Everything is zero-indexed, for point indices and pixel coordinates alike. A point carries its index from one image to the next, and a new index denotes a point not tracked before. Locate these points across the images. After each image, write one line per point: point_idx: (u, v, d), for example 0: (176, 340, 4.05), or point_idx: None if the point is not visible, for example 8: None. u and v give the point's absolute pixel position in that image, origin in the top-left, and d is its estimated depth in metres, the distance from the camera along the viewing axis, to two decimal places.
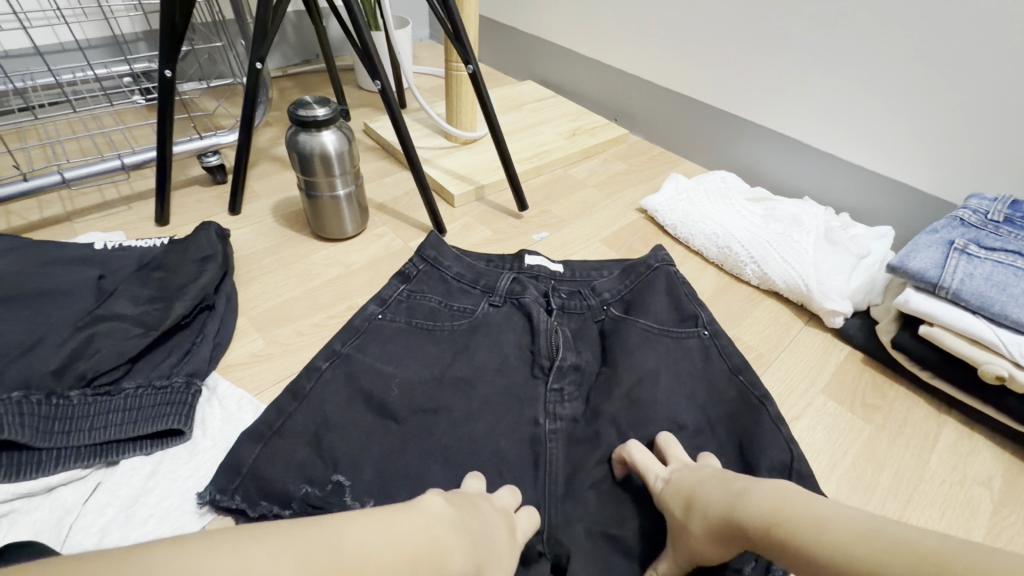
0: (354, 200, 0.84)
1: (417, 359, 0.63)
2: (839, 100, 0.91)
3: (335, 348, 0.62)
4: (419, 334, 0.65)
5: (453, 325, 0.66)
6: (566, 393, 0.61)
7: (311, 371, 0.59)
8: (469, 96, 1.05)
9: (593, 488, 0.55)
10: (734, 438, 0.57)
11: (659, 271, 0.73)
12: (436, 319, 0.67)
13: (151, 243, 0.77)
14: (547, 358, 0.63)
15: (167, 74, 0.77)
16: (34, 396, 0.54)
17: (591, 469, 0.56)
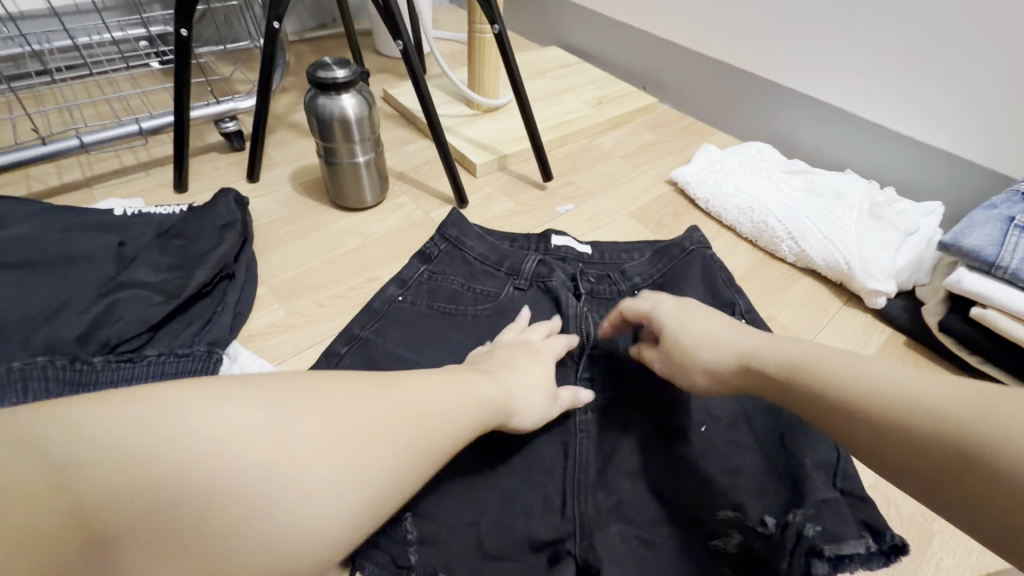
0: (373, 168, 0.81)
1: (444, 345, 0.63)
2: (894, 64, 0.85)
3: (354, 333, 0.63)
4: (443, 319, 0.66)
5: (476, 309, 0.67)
6: (598, 383, 0.58)
7: (329, 357, 0.60)
8: (494, 60, 1.00)
9: (629, 476, 0.52)
10: (777, 432, 0.54)
11: (695, 255, 0.71)
12: (460, 302, 0.68)
13: (170, 211, 0.75)
14: (577, 346, 0.61)
15: (182, 33, 0.74)
16: (58, 361, 0.53)
17: (625, 457, 0.53)
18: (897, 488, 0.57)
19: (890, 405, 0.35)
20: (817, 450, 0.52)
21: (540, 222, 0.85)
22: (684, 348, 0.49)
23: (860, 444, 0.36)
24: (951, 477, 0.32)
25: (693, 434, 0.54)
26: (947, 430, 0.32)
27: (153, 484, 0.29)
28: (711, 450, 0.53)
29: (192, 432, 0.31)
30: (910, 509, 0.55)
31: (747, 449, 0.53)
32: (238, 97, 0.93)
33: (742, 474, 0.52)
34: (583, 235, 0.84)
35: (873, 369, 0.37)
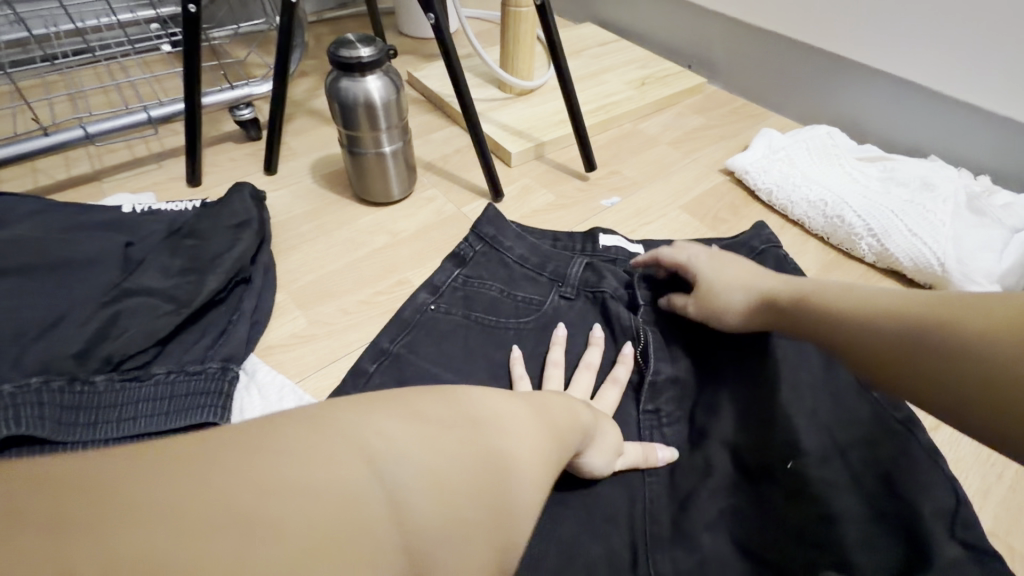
0: (401, 158, 0.74)
1: (484, 363, 0.56)
2: (996, 31, 0.73)
3: (384, 348, 0.56)
4: (482, 332, 0.59)
5: (519, 322, 0.60)
6: (664, 415, 0.54)
7: (358, 376, 0.53)
8: (529, 37, 0.91)
9: (708, 529, 0.46)
10: (882, 472, 0.47)
11: (768, 256, 0.63)
12: (500, 313, 0.60)
13: (182, 207, 0.69)
14: (638, 373, 0.56)
15: (189, 10, 0.66)
16: (54, 383, 0.47)
17: (704, 507, 0.47)
18: (1022, 536, 0.48)
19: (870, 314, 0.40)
20: (934, 496, 0.45)
21: (584, 218, 0.77)
22: (712, 284, 0.54)
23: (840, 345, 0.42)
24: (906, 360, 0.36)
25: (778, 471, 0.48)
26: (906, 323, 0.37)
27: (183, 516, 0.21)
28: (805, 491, 0.46)
29: (225, 460, 0.23)
30: None
31: (848, 490, 0.46)
32: (253, 82, 0.86)
33: (844, 524, 0.44)
34: (632, 231, 0.75)
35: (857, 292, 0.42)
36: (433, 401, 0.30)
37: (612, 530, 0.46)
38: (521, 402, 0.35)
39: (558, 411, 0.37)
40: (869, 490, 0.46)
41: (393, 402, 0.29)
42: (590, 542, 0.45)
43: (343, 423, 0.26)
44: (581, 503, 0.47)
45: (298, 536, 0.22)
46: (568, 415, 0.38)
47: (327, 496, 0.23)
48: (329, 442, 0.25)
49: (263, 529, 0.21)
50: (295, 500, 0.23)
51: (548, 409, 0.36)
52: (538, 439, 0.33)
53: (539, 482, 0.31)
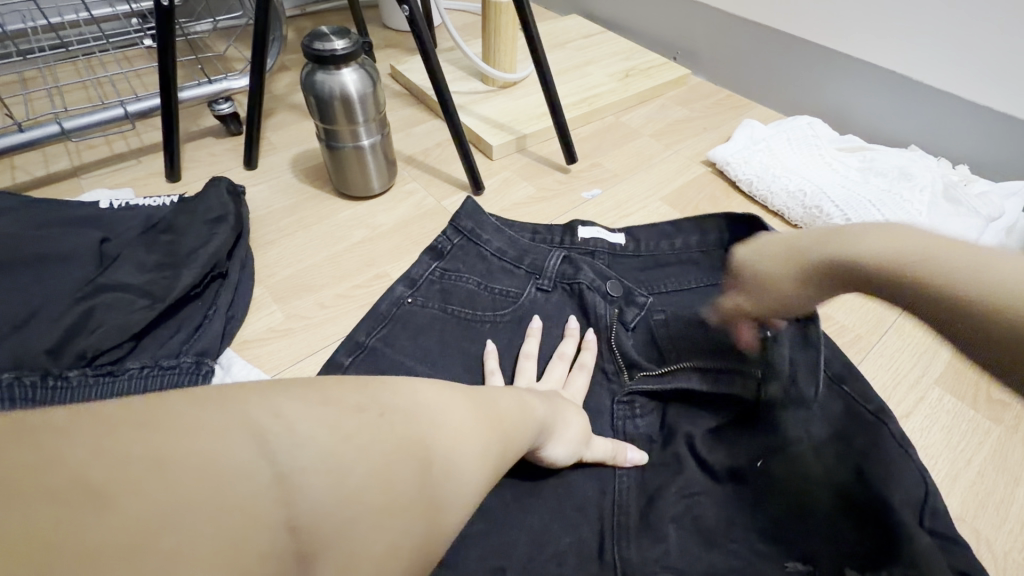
0: (380, 151, 0.73)
1: (460, 357, 0.56)
2: (974, 19, 0.73)
3: (358, 341, 0.56)
4: (458, 324, 0.59)
5: (495, 315, 0.60)
6: (638, 407, 0.54)
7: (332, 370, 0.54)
8: (510, 29, 0.91)
9: (676, 522, 0.46)
10: (853, 467, 0.47)
11: (749, 246, 0.62)
12: (476, 306, 0.60)
13: (160, 202, 0.69)
14: (613, 363, 0.57)
15: (163, 3, 0.66)
16: (28, 378, 0.48)
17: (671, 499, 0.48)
18: (987, 519, 0.49)
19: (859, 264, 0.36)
20: (904, 486, 0.45)
21: (564, 210, 0.77)
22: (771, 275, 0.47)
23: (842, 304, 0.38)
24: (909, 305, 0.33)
25: (748, 473, 0.48)
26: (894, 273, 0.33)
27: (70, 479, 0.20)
28: (774, 488, 0.47)
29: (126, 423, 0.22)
30: (1005, 546, 0.47)
31: (821, 484, 0.47)
32: (232, 76, 0.85)
33: (812, 521, 0.45)
34: (612, 223, 0.75)
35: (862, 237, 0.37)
36: (353, 390, 0.29)
37: (582, 519, 0.47)
38: (456, 392, 0.34)
39: (502, 403, 0.37)
40: (838, 483, 0.47)
41: (304, 386, 0.27)
42: (559, 531, 0.46)
43: (243, 402, 0.25)
44: (552, 493, 0.48)
45: (201, 501, 0.21)
46: (516, 408, 0.38)
47: (198, 474, 0.22)
48: (216, 419, 0.24)
49: (124, 505, 0.20)
50: (161, 479, 0.21)
51: (495, 404, 0.36)
52: (476, 433, 0.33)
53: (478, 469, 0.32)
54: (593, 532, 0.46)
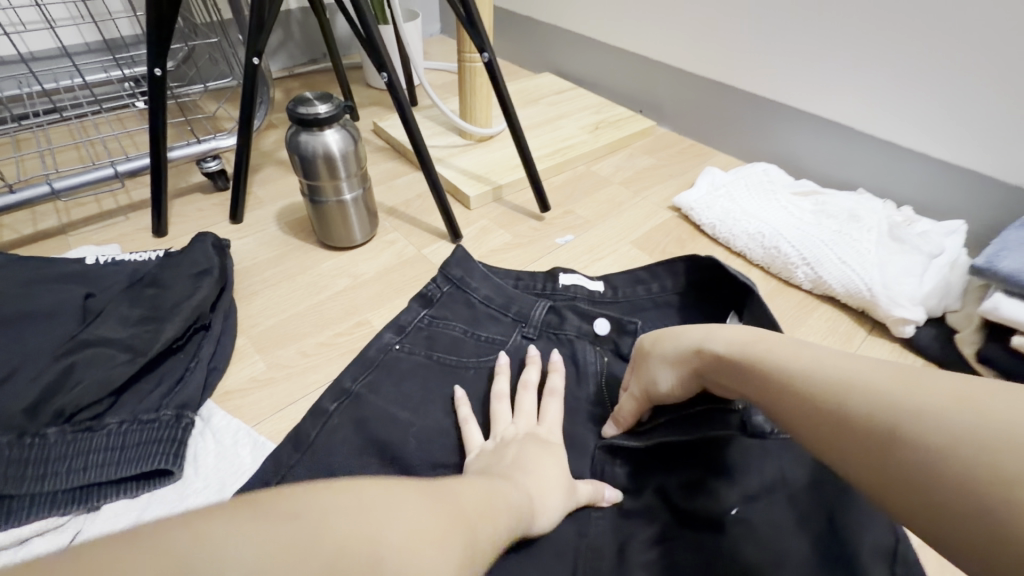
0: (361, 204, 0.77)
1: (439, 402, 0.58)
2: (907, 76, 0.80)
3: (346, 387, 0.58)
4: (443, 370, 0.61)
5: (479, 361, 0.62)
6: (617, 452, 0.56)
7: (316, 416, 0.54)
8: (485, 90, 0.97)
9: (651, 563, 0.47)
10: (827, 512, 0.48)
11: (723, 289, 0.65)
12: (461, 353, 0.62)
13: (145, 257, 0.71)
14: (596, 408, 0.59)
15: (156, 72, 0.70)
16: (5, 438, 0.48)
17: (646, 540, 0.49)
18: None
19: (846, 402, 0.34)
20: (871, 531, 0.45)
21: (539, 256, 0.80)
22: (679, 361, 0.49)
23: (819, 431, 0.35)
24: (882, 467, 0.31)
25: (723, 522, 0.49)
26: (873, 424, 0.32)
27: None
28: (746, 536, 0.48)
29: None
30: None
31: (789, 535, 0.47)
32: (220, 136, 0.89)
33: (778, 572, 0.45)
34: (585, 268, 0.79)
35: (859, 373, 0.35)
36: None
37: (559, 563, 0.47)
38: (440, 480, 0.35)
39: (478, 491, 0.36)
40: (811, 529, 0.47)
41: None
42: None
43: None
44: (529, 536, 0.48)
45: None
46: (492, 493, 0.38)
47: None
48: None
49: None
50: None
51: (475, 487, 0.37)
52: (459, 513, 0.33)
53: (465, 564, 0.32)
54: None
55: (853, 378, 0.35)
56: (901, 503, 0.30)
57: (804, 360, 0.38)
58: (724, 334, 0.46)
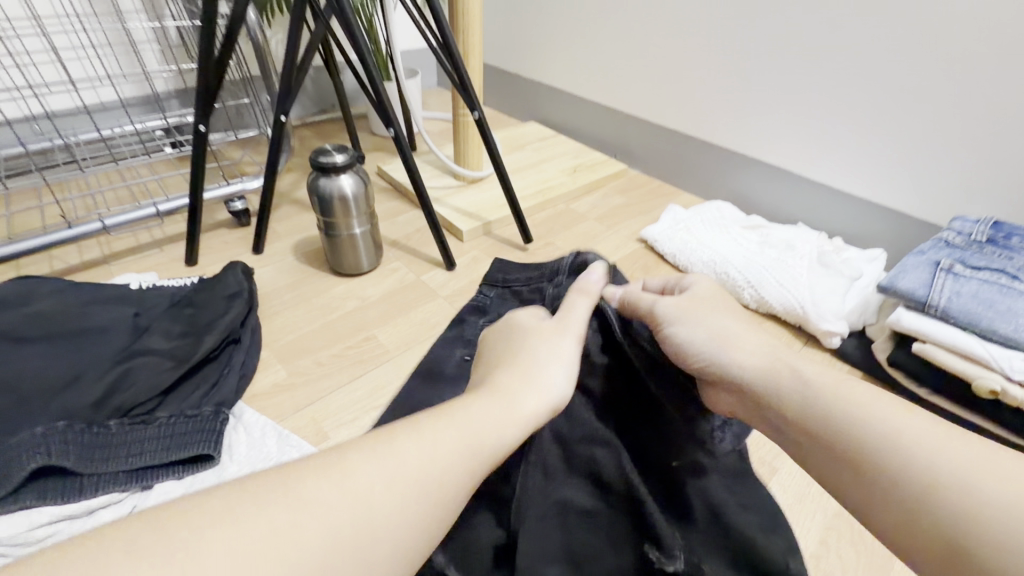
0: (369, 238, 0.90)
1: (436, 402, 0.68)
2: (829, 130, 0.95)
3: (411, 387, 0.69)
4: None
5: None
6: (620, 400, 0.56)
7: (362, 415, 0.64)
8: (476, 139, 1.12)
9: None
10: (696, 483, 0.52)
11: None
12: None
13: (181, 283, 0.82)
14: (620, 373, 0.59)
15: (201, 128, 0.82)
16: (78, 425, 0.57)
17: None
18: None
19: (908, 466, 0.36)
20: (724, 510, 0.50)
21: None
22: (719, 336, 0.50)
23: (850, 465, 0.39)
24: (910, 517, 0.35)
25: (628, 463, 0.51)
26: (912, 485, 0.36)
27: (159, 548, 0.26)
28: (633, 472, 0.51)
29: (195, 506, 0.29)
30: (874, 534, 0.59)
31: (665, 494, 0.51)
32: (246, 179, 1.03)
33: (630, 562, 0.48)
34: None
35: (903, 428, 0.38)
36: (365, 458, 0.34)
37: None
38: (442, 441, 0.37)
39: (481, 419, 0.39)
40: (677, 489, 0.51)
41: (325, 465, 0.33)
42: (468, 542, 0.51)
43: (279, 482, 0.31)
44: None
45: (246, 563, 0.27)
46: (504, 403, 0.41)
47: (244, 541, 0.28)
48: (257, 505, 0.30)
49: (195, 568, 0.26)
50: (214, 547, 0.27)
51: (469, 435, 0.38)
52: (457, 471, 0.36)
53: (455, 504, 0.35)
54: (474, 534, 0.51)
55: (899, 432, 0.38)
56: (902, 532, 0.36)
57: (846, 398, 0.41)
58: (750, 339, 0.49)
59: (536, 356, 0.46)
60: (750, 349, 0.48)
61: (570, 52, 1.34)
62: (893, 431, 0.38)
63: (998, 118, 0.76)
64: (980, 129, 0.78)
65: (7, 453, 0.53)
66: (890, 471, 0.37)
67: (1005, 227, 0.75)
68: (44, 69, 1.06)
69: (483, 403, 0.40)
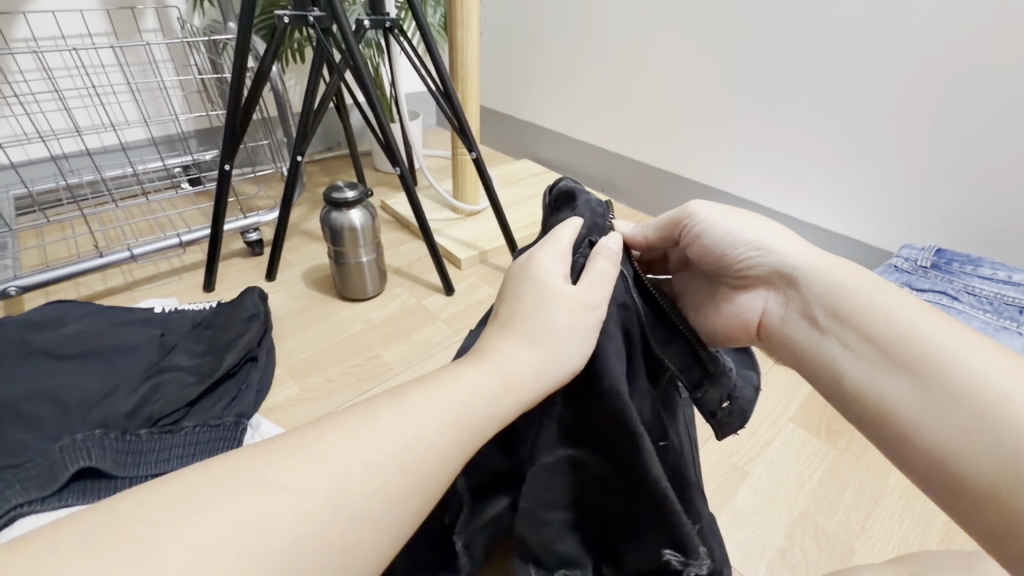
0: (375, 265, 0.97)
1: None
2: (792, 167, 1.05)
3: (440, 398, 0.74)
4: None
5: None
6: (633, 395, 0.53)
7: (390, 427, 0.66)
8: (473, 176, 1.22)
9: None
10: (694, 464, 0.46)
11: None
12: None
13: (201, 307, 0.89)
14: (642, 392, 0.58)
15: (226, 168, 0.91)
16: (112, 433, 0.63)
17: None
18: (824, 513, 0.66)
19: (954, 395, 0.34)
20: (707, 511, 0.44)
21: None
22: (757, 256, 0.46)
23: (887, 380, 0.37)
24: (950, 445, 0.33)
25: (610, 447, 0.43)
26: (962, 415, 0.33)
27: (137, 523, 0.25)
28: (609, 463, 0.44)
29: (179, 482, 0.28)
30: (835, 530, 0.64)
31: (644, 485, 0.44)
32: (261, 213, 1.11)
33: (641, 538, 0.42)
34: None
35: (964, 356, 0.35)
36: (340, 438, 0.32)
37: None
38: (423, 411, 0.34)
39: (473, 392, 0.36)
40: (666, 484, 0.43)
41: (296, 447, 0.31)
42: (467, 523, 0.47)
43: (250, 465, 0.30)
44: None
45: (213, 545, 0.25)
46: (505, 376, 0.37)
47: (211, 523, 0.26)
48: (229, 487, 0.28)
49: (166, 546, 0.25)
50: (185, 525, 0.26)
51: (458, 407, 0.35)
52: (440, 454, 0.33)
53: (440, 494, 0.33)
54: (479, 502, 0.48)
55: (961, 360, 0.35)
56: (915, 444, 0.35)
57: (899, 321, 0.38)
58: (797, 249, 0.45)
59: (549, 313, 0.39)
60: (802, 261, 0.44)
61: (559, 96, 1.46)
62: (956, 359, 0.35)
63: (935, 159, 0.86)
64: (921, 168, 0.88)
65: (50, 457, 0.59)
66: (943, 396, 0.34)
67: (946, 253, 0.84)
68: (79, 114, 1.17)
69: (478, 372, 0.37)
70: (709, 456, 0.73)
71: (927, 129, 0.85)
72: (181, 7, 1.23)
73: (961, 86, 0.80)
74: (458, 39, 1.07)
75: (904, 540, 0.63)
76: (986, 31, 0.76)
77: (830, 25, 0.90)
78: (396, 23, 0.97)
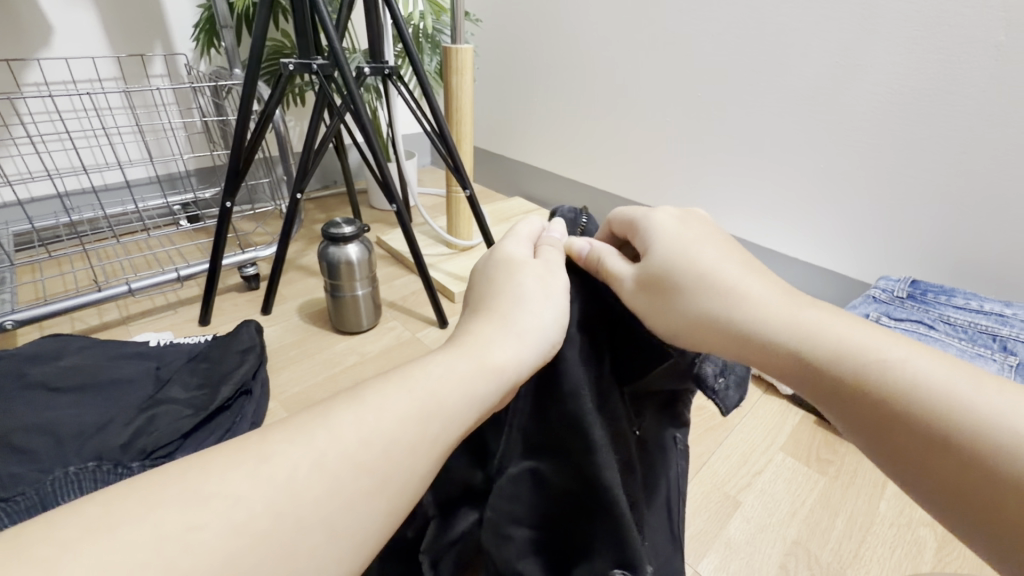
0: (370, 298, 0.99)
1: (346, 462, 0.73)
2: (773, 203, 1.09)
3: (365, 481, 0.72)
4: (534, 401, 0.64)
5: None
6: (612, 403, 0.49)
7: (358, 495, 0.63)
8: (467, 213, 1.26)
9: None
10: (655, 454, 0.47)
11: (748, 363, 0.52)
12: None
13: (197, 340, 0.90)
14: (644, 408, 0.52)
15: (228, 205, 0.94)
16: (105, 466, 0.65)
17: None
18: (817, 543, 0.66)
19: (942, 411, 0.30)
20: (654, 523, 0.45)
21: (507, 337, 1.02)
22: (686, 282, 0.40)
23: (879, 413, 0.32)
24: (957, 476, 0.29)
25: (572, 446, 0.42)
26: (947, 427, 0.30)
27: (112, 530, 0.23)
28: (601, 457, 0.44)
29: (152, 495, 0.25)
30: (829, 559, 0.64)
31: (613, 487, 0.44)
32: (258, 248, 1.13)
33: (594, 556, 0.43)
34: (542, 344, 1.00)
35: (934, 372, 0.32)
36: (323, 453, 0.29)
37: None
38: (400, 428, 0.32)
39: (439, 375, 0.35)
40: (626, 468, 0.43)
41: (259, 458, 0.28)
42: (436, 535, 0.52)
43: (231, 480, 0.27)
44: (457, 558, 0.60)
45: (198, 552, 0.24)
46: (478, 358, 0.37)
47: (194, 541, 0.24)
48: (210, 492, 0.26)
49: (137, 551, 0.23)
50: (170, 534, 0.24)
51: (435, 398, 0.34)
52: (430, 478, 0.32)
53: None
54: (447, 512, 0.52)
55: (939, 383, 0.31)
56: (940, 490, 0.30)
57: (860, 342, 0.34)
58: (757, 283, 0.39)
59: (525, 305, 0.41)
60: (764, 296, 0.38)
61: (549, 136, 1.52)
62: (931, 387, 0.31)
63: (909, 195, 0.90)
64: (895, 202, 0.92)
65: (42, 489, 0.61)
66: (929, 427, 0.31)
67: (921, 284, 0.88)
68: (84, 154, 1.21)
69: (448, 358, 0.37)
70: (700, 486, 0.74)
71: (900, 165, 0.90)
72: (189, 54, 1.30)
73: (922, 128, 0.86)
74: (453, 84, 1.13)
75: (897, 569, 0.63)
76: (942, 80, 0.82)
77: (801, 73, 0.97)
78: (393, 71, 1.03)
